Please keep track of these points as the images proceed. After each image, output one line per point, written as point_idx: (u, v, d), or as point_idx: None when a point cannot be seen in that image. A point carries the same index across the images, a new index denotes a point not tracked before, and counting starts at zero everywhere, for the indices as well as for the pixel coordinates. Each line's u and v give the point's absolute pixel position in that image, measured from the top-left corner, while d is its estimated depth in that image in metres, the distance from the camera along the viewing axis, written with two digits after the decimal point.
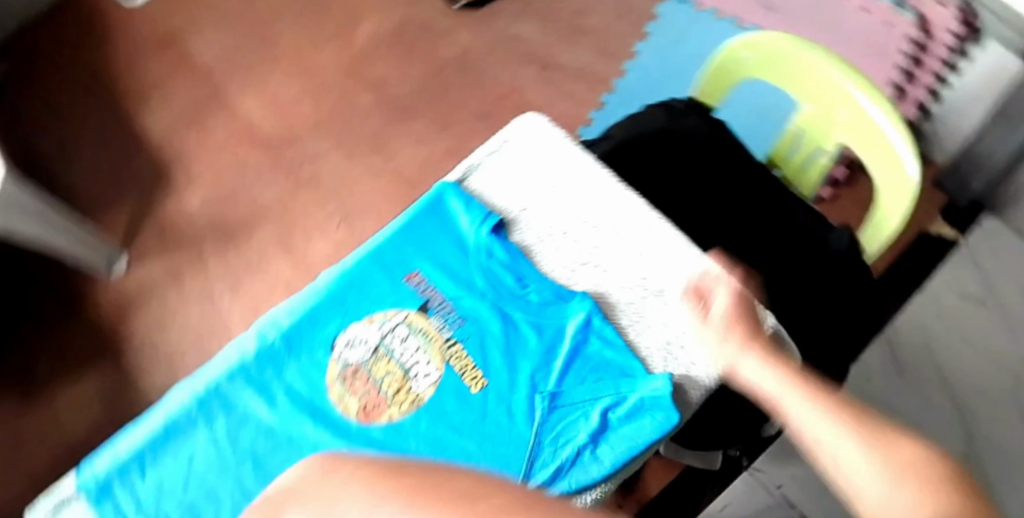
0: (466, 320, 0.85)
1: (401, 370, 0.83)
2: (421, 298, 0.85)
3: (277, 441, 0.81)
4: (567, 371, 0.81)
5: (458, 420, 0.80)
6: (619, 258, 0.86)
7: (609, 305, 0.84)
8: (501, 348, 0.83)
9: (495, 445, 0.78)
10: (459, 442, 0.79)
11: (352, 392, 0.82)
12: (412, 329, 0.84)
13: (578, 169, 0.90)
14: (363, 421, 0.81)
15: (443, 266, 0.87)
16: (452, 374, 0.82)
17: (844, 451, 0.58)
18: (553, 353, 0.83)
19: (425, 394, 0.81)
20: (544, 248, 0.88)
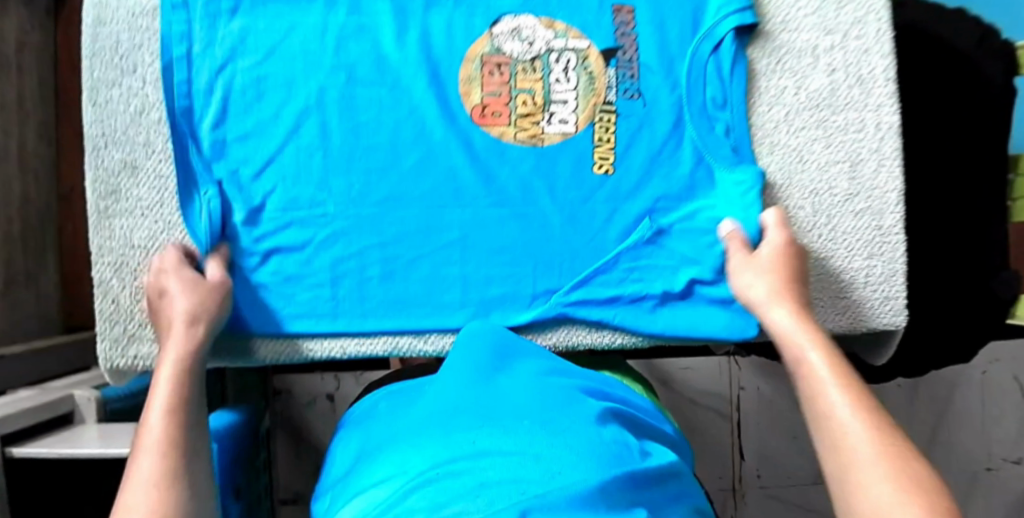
0: (637, 96, 0.71)
1: (543, 97, 0.70)
2: (613, 42, 0.71)
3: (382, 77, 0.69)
4: (692, 223, 0.71)
5: (563, 188, 0.71)
6: (829, 157, 0.72)
7: (781, 194, 0.72)
8: (653, 154, 0.71)
9: (578, 240, 0.71)
10: (547, 211, 0.71)
11: (482, 81, 0.70)
12: (581, 65, 0.70)
13: (867, 38, 0.72)
14: (475, 120, 0.70)
15: (658, 27, 0.71)
16: (588, 140, 0.71)
17: (832, 403, 0.53)
18: (691, 193, 0.71)
19: (549, 139, 0.70)
20: (772, 86, 0.73)
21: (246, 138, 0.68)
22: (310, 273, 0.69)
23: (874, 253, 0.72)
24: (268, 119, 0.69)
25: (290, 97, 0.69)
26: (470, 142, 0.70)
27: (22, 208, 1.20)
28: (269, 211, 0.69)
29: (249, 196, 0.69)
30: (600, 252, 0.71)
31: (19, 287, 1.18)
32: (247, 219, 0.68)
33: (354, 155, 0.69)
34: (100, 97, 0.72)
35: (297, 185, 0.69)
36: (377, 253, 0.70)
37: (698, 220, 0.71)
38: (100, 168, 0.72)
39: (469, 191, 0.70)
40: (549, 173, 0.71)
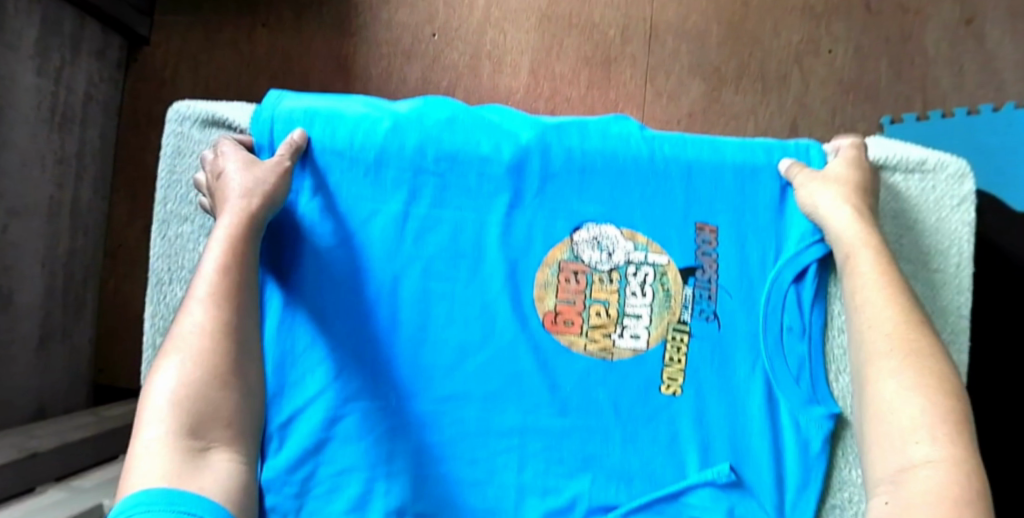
0: (711, 319, 0.71)
1: (616, 308, 0.71)
2: (694, 261, 0.71)
3: (454, 272, 0.71)
4: (750, 469, 0.70)
5: (626, 407, 0.71)
6: None
7: (843, 423, 0.70)
8: (722, 387, 0.71)
9: (632, 462, 0.70)
10: (607, 426, 0.71)
11: (558, 286, 0.71)
12: (656, 280, 0.72)
13: (946, 270, 0.71)
14: (546, 326, 0.71)
15: (742, 248, 0.71)
16: (658, 357, 0.71)
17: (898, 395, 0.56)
18: (749, 432, 0.70)
19: (619, 352, 0.71)
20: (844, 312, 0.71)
21: (318, 321, 0.70)
22: (354, 467, 0.68)
23: None
24: (340, 297, 0.70)
25: (361, 275, 0.70)
26: (532, 346, 0.71)
27: (67, 263, 1.22)
28: (325, 396, 0.69)
29: (309, 379, 0.69)
30: (655, 484, 0.70)
31: (55, 342, 1.20)
32: (310, 406, 0.69)
33: (421, 347, 0.71)
34: (169, 231, 0.73)
35: (358, 371, 0.70)
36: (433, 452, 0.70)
37: (756, 462, 0.70)
38: (160, 303, 0.72)
39: (527, 396, 0.71)
40: (614, 388, 0.71)
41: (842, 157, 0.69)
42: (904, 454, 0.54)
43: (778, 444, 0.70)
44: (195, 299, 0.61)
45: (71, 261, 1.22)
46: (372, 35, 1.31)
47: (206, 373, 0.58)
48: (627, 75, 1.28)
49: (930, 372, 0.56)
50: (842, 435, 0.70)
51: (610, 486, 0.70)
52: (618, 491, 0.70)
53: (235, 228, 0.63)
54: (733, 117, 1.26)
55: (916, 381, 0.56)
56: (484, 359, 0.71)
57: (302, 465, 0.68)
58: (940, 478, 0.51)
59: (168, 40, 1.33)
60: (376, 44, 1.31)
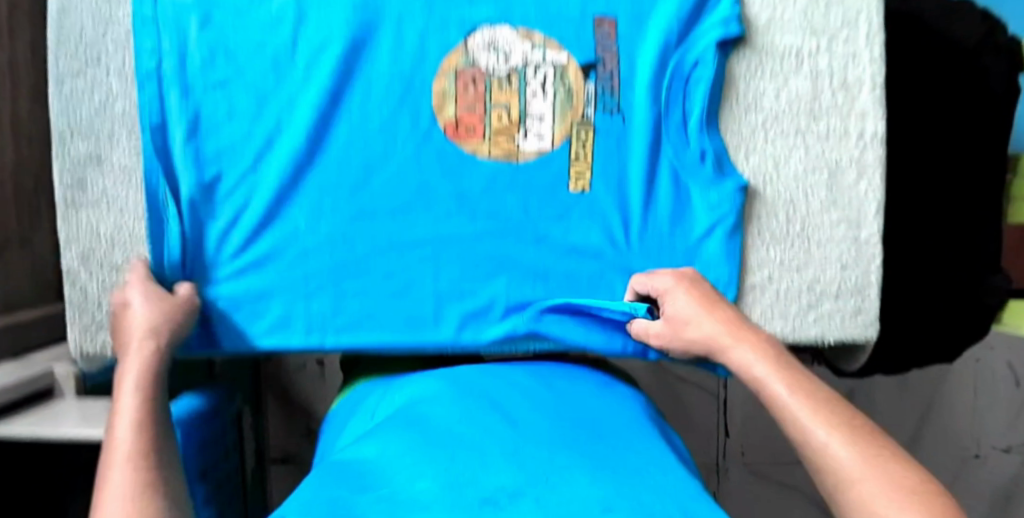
0: (616, 113, 0.70)
1: (518, 112, 0.69)
2: (594, 55, 0.69)
3: (350, 93, 0.70)
4: (666, 252, 0.71)
5: (536, 207, 0.71)
6: (809, 166, 0.70)
7: (755, 201, 0.70)
8: (635, 177, 0.70)
9: (550, 263, 0.71)
10: (519, 229, 0.71)
11: (457, 95, 0.69)
12: (558, 81, 0.69)
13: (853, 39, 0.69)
14: (449, 135, 0.70)
15: (646, 37, 0.69)
16: (564, 154, 0.70)
17: (810, 423, 0.52)
18: (659, 219, 0.71)
19: (525, 153, 0.70)
20: (754, 91, 0.70)
21: (219, 158, 0.69)
22: (283, 292, 0.71)
23: (844, 263, 0.71)
24: (237, 133, 0.70)
25: (256, 106, 0.70)
26: (438, 156, 0.70)
27: (14, 175, 1.22)
28: (238, 228, 0.70)
29: (209, 213, 0.70)
30: (571, 276, 0.71)
31: (14, 252, 1.21)
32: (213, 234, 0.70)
33: (326, 169, 0.70)
34: (64, 88, 0.71)
35: (265, 204, 0.70)
36: (347, 269, 0.71)
37: (670, 248, 0.71)
38: (67, 159, 0.72)
39: (438, 206, 0.71)
40: (522, 192, 0.70)
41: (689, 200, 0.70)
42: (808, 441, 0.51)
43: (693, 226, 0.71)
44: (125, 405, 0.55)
45: (17, 171, 1.22)
46: None
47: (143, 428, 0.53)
48: None
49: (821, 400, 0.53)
50: (751, 207, 0.70)
51: (529, 286, 0.71)
52: (537, 288, 0.71)
53: (146, 339, 0.61)
54: None
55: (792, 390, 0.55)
56: (390, 173, 0.70)
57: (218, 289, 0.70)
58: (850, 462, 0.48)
59: None
60: None
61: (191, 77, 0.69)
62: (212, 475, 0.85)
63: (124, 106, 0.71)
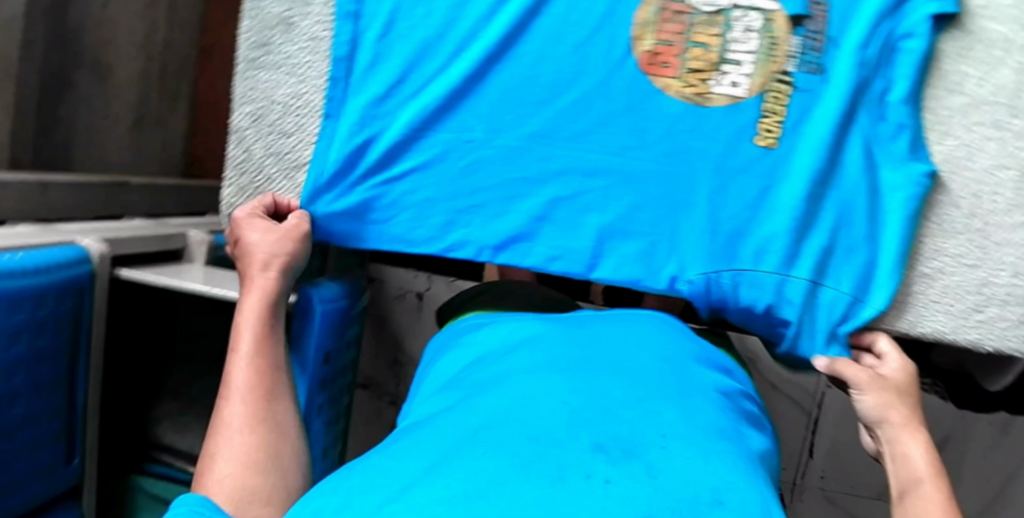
0: (816, 71, 0.66)
1: (717, 55, 0.67)
2: (804, 9, 0.66)
3: (545, 7, 0.69)
4: (846, 227, 0.67)
5: (720, 157, 0.67)
6: (999, 162, 0.66)
7: (939, 189, 0.67)
8: (822, 141, 0.66)
9: (724, 221, 0.68)
10: (695, 174, 0.68)
11: (657, 27, 0.67)
12: (764, 28, 0.66)
13: None
14: (642, 66, 0.68)
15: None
16: (755, 108, 0.67)
17: None
18: (841, 189, 0.67)
19: (715, 100, 0.67)
20: (961, 72, 0.67)
21: (403, 49, 0.71)
22: (433, 197, 0.71)
23: (1021, 270, 0.67)
24: (432, 32, 0.71)
25: (454, 9, 0.70)
26: (627, 86, 0.68)
27: (163, 54, 1.26)
28: (409, 126, 0.71)
29: (387, 104, 0.72)
30: (739, 235, 0.68)
31: (149, 126, 1.26)
32: (389, 124, 0.72)
33: (507, 84, 0.70)
34: None
35: (439, 102, 0.70)
36: (513, 185, 0.70)
37: (849, 220, 0.67)
38: (256, 18, 0.73)
39: (616, 136, 0.68)
40: (704, 136, 0.67)
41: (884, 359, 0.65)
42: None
43: (876, 203, 0.67)
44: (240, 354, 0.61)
45: (166, 53, 1.26)
46: None
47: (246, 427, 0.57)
48: None
49: None
50: (934, 195, 0.67)
51: (698, 239, 0.68)
52: (706, 244, 0.68)
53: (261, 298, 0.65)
54: None
55: None
56: (572, 96, 0.69)
57: (387, 182, 0.72)
58: None
59: None
60: None
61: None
62: (336, 363, 0.83)
63: None
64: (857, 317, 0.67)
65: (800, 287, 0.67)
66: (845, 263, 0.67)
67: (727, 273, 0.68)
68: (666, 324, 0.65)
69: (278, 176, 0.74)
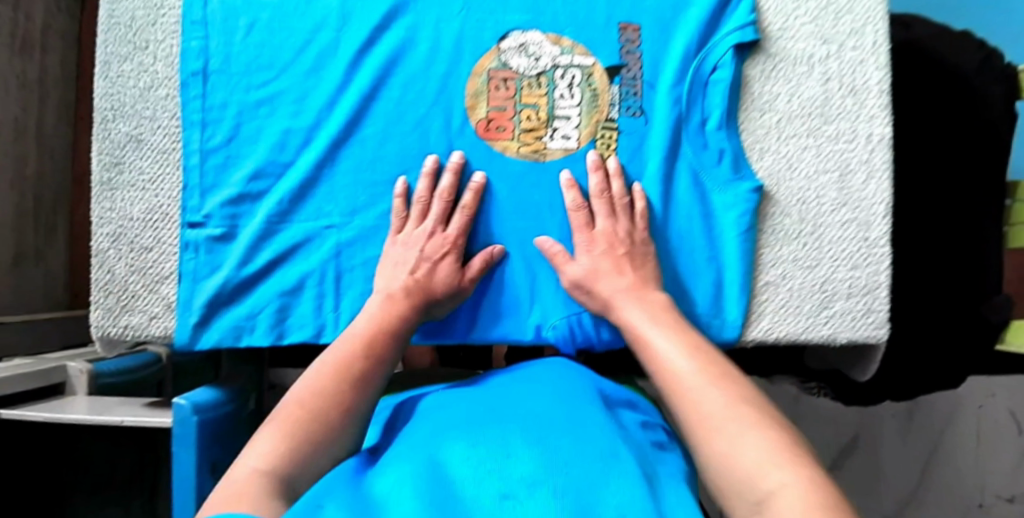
0: (638, 114, 0.72)
1: (546, 113, 0.72)
2: (618, 60, 0.72)
3: (382, 90, 0.73)
4: (687, 245, 0.71)
5: (562, 206, 0.72)
6: (820, 168, 0.72)
7: (771, 201, 0.72)
8: (653, 176, 0.71)
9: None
10: (544, 226, 0.72)
11: (488, 95, 0.72)
12: (584, 81, 0.72)
13: (860, 47, 0.73)
14: (480, 133, 0.72)
15: (665, 41, 0.72)
16: (589, 156, 0.72)
17: (717, 436, 0.53)
18: (679, 216, 0.72)
19: (551, 154, 0.72)
20: (769, 92, 0.72)
21: (252, 153, 0.74)
22: (300, 284, 0.73)
23: (856, 262, 0.73)
24: (278, 131, 0.74)
25: (296, 107, 0.74)
26: (467, 151, 0.72)
27: (35, 186, 1.26)
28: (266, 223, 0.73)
29: (241, 210, 0.73)
30: None
31: (29, 263, 1.25)
32: (246, 225, 0.73)
33: (356, 167, 0.73)
34: (110, 72, 0.74)
35: (292, 193, 0.73)
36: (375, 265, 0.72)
37: (687, 242, 0.71)
38: (105, 140, 0.74)
39: (464, 201, 0.72)
40: (548, 189, 0.72)
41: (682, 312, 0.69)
42: (759, 487, 0.49)
43: (711, 224, 0.72)
44: (323, 369, 0.59)
45: (37, 186, 1.26)
46: None
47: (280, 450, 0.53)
48: None
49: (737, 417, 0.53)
50: (766, 210, 0.72)
51: (554, 286, 0.71)
52: (562, 290, 0.71)
53: (362, 330, 0.63)
54: None
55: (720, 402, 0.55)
56: (418, 169, 0.72)
57: (253, 282, 0.73)
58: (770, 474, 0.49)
59: None
60: None
61: (243, 74, 0.74)
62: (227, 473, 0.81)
63: (168, 91, 0.74)
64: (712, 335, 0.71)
65: None
66: (694, 280, 0.71)
67: (587, 313, 0.71)
68: (548, 365, 0.67)
69: (144, 291, 0.73)
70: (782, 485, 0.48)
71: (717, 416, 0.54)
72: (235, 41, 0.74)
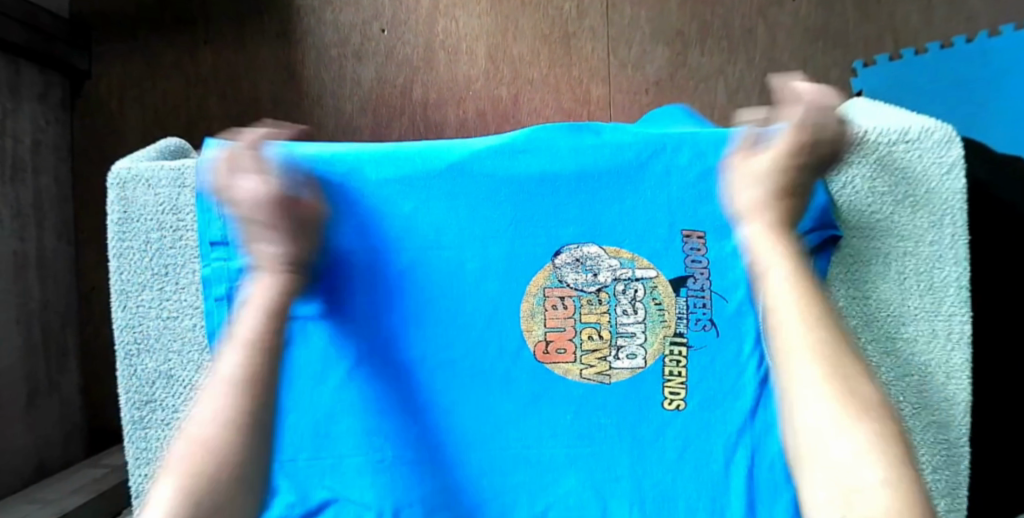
0: (710, 327, 0.68)
1: (609, 330, 0.68)
2: (684, 270, 0.68)
3: (430, 309, 0.68)
4: (762, 453, 0.67)
5: (629, 429, 0.68)
6: (898, 372, 0.69)
7: None
8: (728, 393, 0.68)
9: (648, 485, 0.67)
10: (614, 450, 0.67)
11: (545, 314, 0.68)
12: (648, 295, 0.68)
13: (936, 241, 0.68)
14: (539, 356, 0.68)
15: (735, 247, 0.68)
16: (657, 374, 0.68)
17: (818, 401, 0.52)
18: (756, 430, 0.67)
19: (617, 374, 0.68)
20: (843, 296, 0.69)
21: (292, 383, 0.68)
22: None
23: (934, 464, 0.70)
24: (317, 361, 0.68)
25: (334, 336, 0.68)
26: (525, 376, 0.68)
27: (42, 315, 1.20)
28: (313, 459, 0.68)
29: (285, 450, 0.68)
30: (667, 494, 0.67)
31: (43, 397, 1.19)
32: (292, 465, 0.68)
33: (408, 397, 0.68)
34: (129, 302, 0.68)
35: (338, 428, 0.68)
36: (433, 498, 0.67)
37: (765, 457, 0.67)
38: (132, 377, 0.69)
39: (524, 429, 0.68)
40: (616, 410, 0.68)
41: (764, 179, 0.63)
42: (853, 482, 0.49)
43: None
44: (235, 351, 0.57)
45: (43, 316, 1.21)
46: (329, 45, 1.23)
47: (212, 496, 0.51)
48: (589, 49, 1.24)
49: (850, 383, 0.52)
50: None
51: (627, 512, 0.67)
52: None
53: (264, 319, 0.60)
54: (702, 80, 1.24)
55: (830, 373, 0.53)
56: (474, 399, 0.68)
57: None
58: (881, 499, 0.47)
59: (109, 73, 1.26)
60: (333, 60, 1.23)
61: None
62: None
63: (195, 320, 0.69)
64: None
65: None
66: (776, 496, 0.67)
67: None
68: None
69: None
70: (879, 481, 0.48)
71: (825, 393, 0.52)
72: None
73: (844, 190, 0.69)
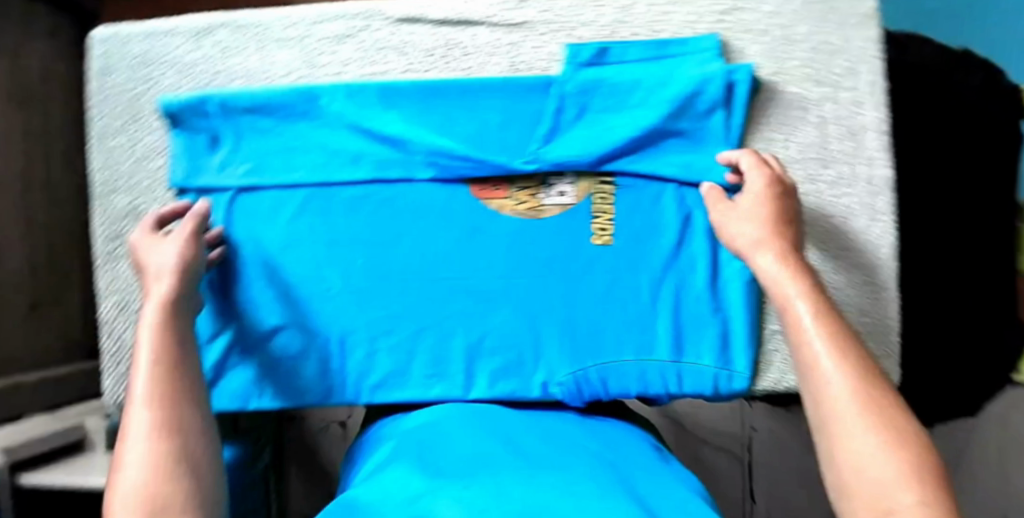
0: (631, 170, 0.70)
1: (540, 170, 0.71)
2: None
3: (368, 159, 0.72)
4: (687, 288, 0.71)
5: (561, 263, 0.72)
6: (820, 213, 0.71)
7: None
8: (654, 229, 0.71)
9: (578, 317, 0.72)
10: (545, 283, 0.72)
11: None
12: None
13: (851, 89, 0.71)
14: (473, 193, 0.72)
15: (651, 97, 0.69)
16: (586, 211, 0.71)
17: (815, 347, 0.51)
18: (683, 263, 0.71)
19: (548, 211, 0.71)
20: (765, 143, 0.71)
21: (250, 217, 0.73)
22: (308, 348, 0.73)
23: (860, 308, 0.71)
24: (273, 198, 0.73)
25: (286, 172, 0.72)
26: (464, 214, 0.72)
27: (48, 235, 1.29)
28: (269, 292, 0.73)
29: (247, 280, 0.73)
30: (597, 325, 0.71)
31: (47, 309, 1.28)
32: (250, 295, 0.73)
33: (353, 231, 0.73)
34: (105, 144, 0.75)
35: (294, 259, 0.73)
36: (381, 329, 0.73)
37: (691, 291, 0.71)
38: (104, 212, 0.75)
39: (464, 261, 0.72)
40: (549, 244, 0.71)
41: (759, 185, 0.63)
42: (843, 436, 0.47)
43: (714, 274, 0.71)
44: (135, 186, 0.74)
45: (52, 236, 1.29)
46: None
47: (160, 400, 0.55)
48: None
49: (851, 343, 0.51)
50: None
51: (558, 342, 0.71)
52: (565, 347, 0.72)
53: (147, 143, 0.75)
54: None
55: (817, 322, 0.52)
56: (418, 234, 0.72)
57: (270, 347, 0.73)
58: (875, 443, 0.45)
59: None
60: None
61: (235, 142, 0.73)
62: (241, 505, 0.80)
63: (161, 163, 0.75)
64: (718, 389, 0.71)
65: (659, 366, 0.71)
66: (700, 325, 0.71)
67: (592, 369, 0.71)
68: (555, 416, 0.69)
69: None
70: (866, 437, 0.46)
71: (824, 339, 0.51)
72: (221, 113, 0.73)
73: (760, 38, 0.70)
